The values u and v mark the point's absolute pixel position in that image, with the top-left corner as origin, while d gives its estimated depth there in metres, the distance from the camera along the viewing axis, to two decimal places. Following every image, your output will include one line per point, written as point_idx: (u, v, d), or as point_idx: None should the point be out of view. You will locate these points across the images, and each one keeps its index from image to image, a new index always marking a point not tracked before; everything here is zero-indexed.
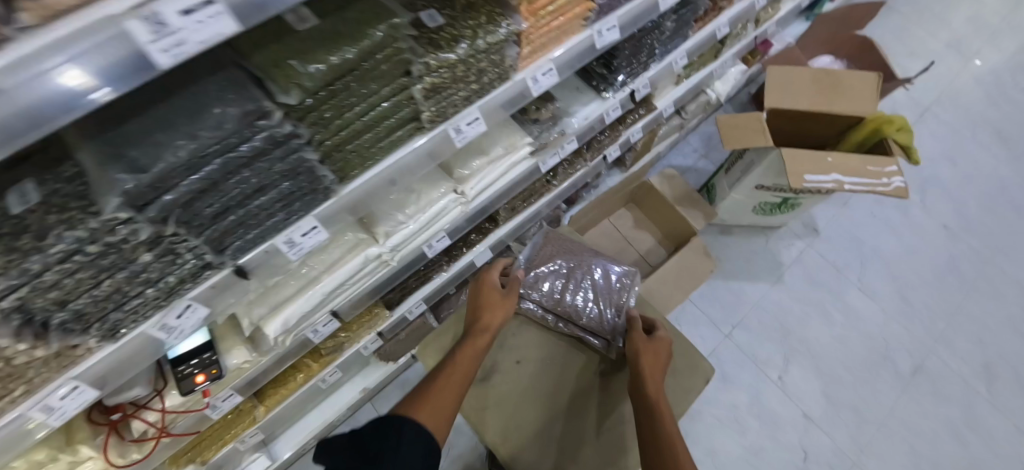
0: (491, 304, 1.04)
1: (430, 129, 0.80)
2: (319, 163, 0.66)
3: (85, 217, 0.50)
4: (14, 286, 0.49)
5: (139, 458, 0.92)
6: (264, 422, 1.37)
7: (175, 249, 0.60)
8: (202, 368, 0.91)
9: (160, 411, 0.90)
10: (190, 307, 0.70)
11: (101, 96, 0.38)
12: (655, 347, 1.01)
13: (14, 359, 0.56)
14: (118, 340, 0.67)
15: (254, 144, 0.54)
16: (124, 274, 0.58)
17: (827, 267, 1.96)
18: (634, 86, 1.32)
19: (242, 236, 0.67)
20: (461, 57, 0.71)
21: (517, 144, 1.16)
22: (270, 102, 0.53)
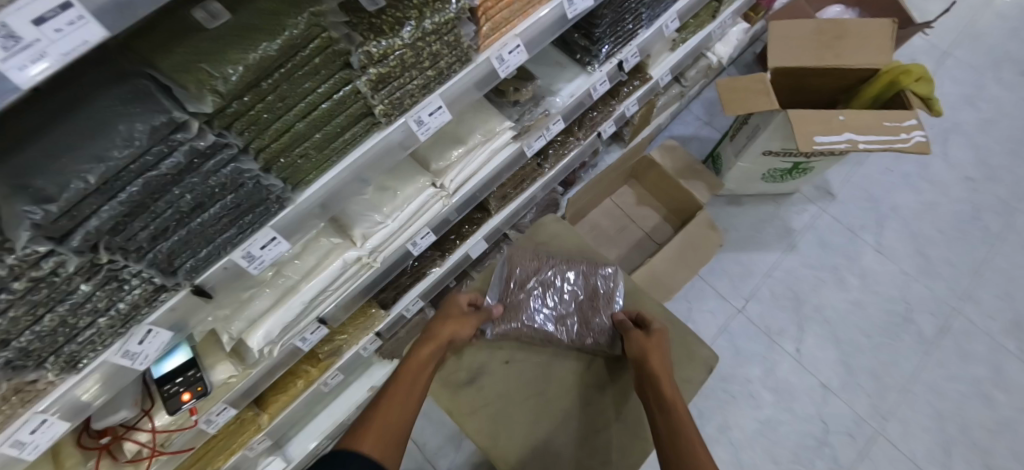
0: (445, 323, 1.04)
1: (387, 124, 0.74)
2: (262, 170, 0.61)
3: None
4: None
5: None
6: (271, 428, 1.38)
7: (120, 275, 0.57)
8: (187, 387, 0.89)
9: (151, 431, 0.90)
10: (155, 332, 0.68)
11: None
12: (647, 345, 0.96)
13: None
14: (80, 371, 0.65)
15: (175, 160, 0.50)
16: (62, 308, 0.55)
17: (843, 230, 1.85)
18: (622, 55, 1.25)
19: (193, 256, 0.64)
20: (407, 41, 0.65)
21: (496, 131, 1.10)
22: (182, 113, 0.48)
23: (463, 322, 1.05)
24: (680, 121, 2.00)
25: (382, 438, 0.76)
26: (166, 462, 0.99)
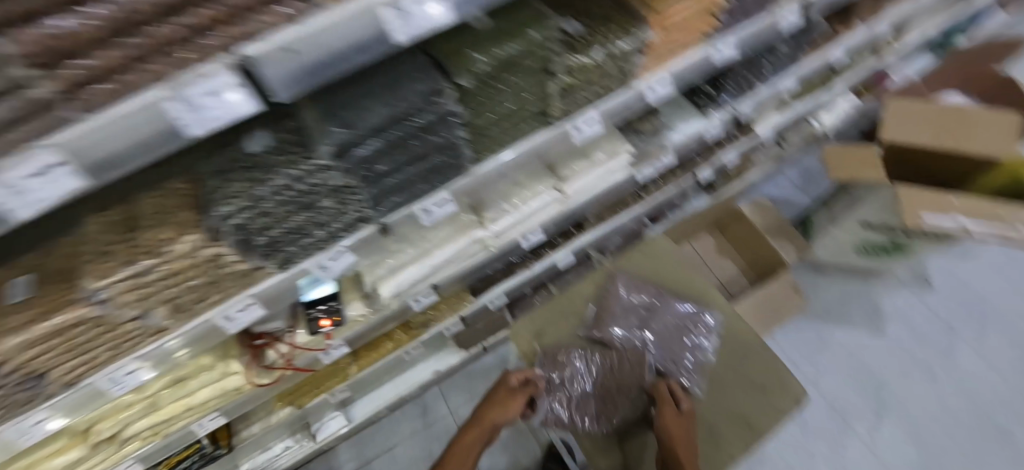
0: (497, 401, 1.17)
1: (555, 124, 0.88)
2: (466, 142, 0.78)
3: (300, 160, 0.64)
4: (243, 205, 0.64)
5: (274, 380, 1.10)
6: (352, 381, 1.53)
7: (348, 199, 0.74)
8: (327, 315, 1.05)
9: (291, 344, 1.06)
10: (342, 253, 0.83)
11: (369, 44, 0.54)
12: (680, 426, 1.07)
13: (222, 269, 0.71)
14: (286, 269, 0.80)
15: (428, 116, 0.67)
16: (308, 216, 0.72)
17: (934, 321, 1.80)
18: (741, 106, 1.34)
19: (393, 198, 0.80)
20: (595, 60, 0.81)
21: (619, 151, 1.23)
22: (446, 83, 0.66)
23: (508, 404, 1.17)
24: (775, 181, 2.05)
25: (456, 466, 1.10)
26: (289, 376, 1.16)
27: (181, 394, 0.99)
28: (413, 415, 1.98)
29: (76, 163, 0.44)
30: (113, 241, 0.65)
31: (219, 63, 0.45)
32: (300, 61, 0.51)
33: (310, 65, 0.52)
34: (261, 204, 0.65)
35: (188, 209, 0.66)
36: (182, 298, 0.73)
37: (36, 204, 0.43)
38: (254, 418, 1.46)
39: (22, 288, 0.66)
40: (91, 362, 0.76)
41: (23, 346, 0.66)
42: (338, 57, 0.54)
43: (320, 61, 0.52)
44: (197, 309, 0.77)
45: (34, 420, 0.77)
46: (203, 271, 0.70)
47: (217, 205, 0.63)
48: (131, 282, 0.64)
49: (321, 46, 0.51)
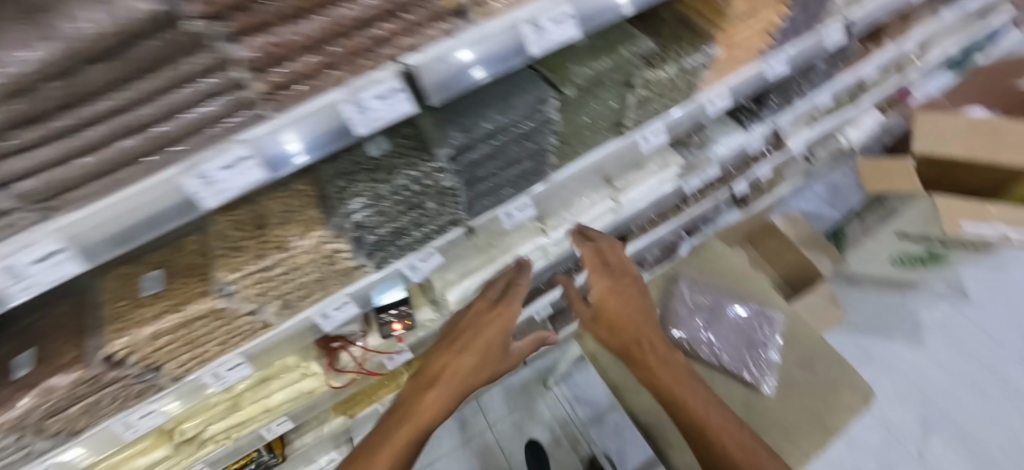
0: None
1: (627, 134, 0.95)
2: (554, 148, 0.84)
3: (421, 162, 0.69)
4: (368, 204, 0.69)
5: (338, 384, 1.11)
6: (402, 391, 1.55)
7: (449, 200, 0.79)
8: (399, 318, 1.09)
9: (364, 347, 1.10)
10: (431, 254, 0.89)
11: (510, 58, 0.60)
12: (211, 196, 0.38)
13: (335, 265, 0.76)
14: (382, 269, 0.85)
15: (530, 123, 0.73)
16: (414, 217, 0.78)
17: (976, 334, 1.81)
18: (778, 121, 1.42)
19: (485, 201, 0.85)
20: (670, 74, 0.87)
21: (669, 163, 1.29)
22: (552, 91, 0.71)
23: None
24: (803, 196, 2.10)
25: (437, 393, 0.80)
26: (348, 385, 1.16)
27: (260, 395, 1.02)
28: (452, 430, 1.98)
29: (267, 153, 0.52)
30: (244, 237, 0.70)
31: (388, 71, 0.53)
32: (438, 79, 0.57)
33: (455, 77, 0.58)
34: (381, 202, 0.70)
35: (311, 207, 0.72)
36: (292, 293, 0.77)
37: (230, 187, 0.51)
38: (307, 427, 1.47)
39: (154, 282, 0.71)
40: (199, 358, 0.79)
41: (152, 338, 0.69)
42: (485, 68, 0.60)
43: (462, 73, 0.59)
44: (301, 305, 0.82)
45: (139, 413, 0.79)
46: (319, 266, 0.74)
47: (343, 203, 0.68)
48: (259, 273, 0.69)
49: (457, 64, 0.57)
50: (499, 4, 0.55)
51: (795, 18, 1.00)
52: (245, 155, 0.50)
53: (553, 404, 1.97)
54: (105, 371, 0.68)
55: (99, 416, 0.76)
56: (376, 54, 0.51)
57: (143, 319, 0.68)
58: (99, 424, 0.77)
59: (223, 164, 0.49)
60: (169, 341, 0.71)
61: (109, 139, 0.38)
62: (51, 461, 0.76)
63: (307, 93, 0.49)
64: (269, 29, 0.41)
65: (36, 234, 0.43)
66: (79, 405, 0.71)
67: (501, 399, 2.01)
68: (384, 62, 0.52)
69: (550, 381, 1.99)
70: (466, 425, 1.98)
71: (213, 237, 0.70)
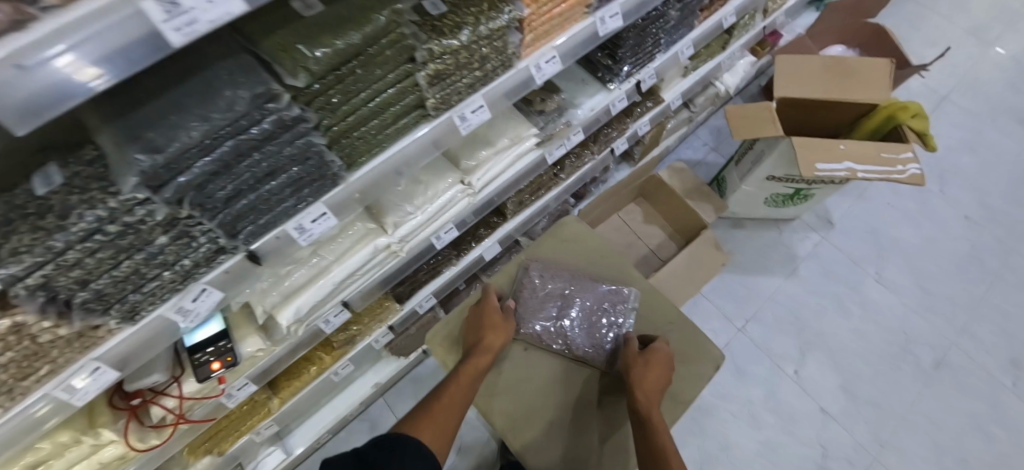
0: None
1: (435, 118, 0.82)
2: (329, 147, 0.68)
3: (105, 196, 0.53)
4: (38, 263, 0.52)
5: (151, 444, 0.94)
6: (279, 414, 1.41)
7: (191, 233, 0.63)
8: (219, 356, 0.93)
9: (179, 396, 0.93)
10: (206, 291, 0.73)
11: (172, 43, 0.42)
12: None
13: (38, 338, 0.59)
14: (137, 323, 0.69)
15: (263, 127, 0.57)
16: (145, 258, 0.61)
17: (843, 259, 1.93)
18: (640, 76, 1.33)
19: (256, 222, 0.69)
20: (466, 43, 0.73)
21: (522, 136, 1.17)
22: (279, 85, 0.55)
23: None
24: (689, 145, 2.10)
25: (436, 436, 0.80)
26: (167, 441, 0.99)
27: None
28: (360, 433, 1.88)
29: None
30: None
31: None
32: (24, 94, 0.37)
33: (62, 87, 0.39)
34: (63, 255, 0.53)
35: None
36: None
37: None
38: None
39: None
40: None
41: None
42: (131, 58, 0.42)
43: (76, 76, 0.39)
44: (23, 387, 0.64)
45: None
46: (10, 343, 0.57)
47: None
48: None
49: (59, 69, 0.38)
50: None
51: None
52: None
53: None
54: None
55: None
56: None
57: None
58: None
59: None
60: None
61: None
62: None
63: None
64: None
65: None
66: None
67: (409, 392, 1.93)
68: None
69: None
70: (374, 425, 1.88)
71: None
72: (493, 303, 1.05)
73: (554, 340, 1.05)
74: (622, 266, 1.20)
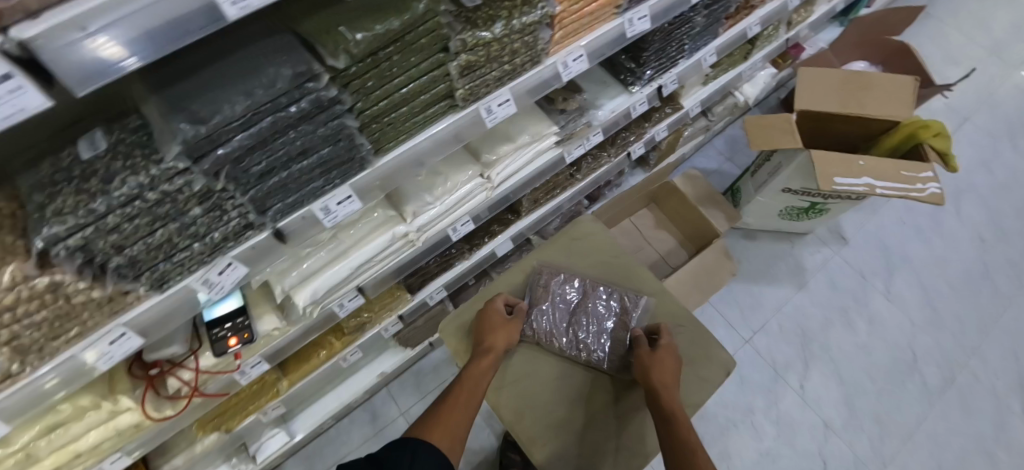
0: None
1: (463, 108, 0.83)
2: (359, 126, 0.68)
3: (148, 164, 0.55)
4: (80, 225, 0.53)
5: (169, 414, 0.97)
6: (286, 397, 1.43)
7: (222, 203, 0.64)
8: (235, 332, 0.96)
9: (194, 370, 0.95)
10: (233, 265, 0.74)
11: (217, 24, 0.45)
12: None
13: (72, 299, 0.60)
14: (164, 290, 0.71)
15: (302, 106, 0.58)
16: (177, 229, 0.62)
17: (854, 275, 1.92)
18: (662, 81, 1.33)
19: (284, 201, 0.71)
20: (497, 35, 0.74)
21: (543, 133, 1.18)
22: (319, 65, 0.57)
23: None
24: (704, 154, 2.10)
25: (446, 430, 0.81)
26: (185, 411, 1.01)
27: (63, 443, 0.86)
28: (362, 421, 1.90)
29: None
30: None
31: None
32: (84, 57, 0.40)
33: (118, 58, 0.41)
34: (101, 221, 0.54)
35: (11, 232, 0.57)
36: (26, 338, 0.61)
37: None
38: (175, 450, 1.30)
39: None
40: None
41: None
42: (187, 36, 0.44)
43: (134, 45, 0.42)
44: (53, 348, 0.66)
45: None
46: (46, 303, 0.58)
47: (42, 227, 0.52)
48: None
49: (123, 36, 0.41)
50: None
51: None
52: None
53: None
54: None
55: None
56: None
57: None
58: None
59: None
60: None
61: None
62: None
63: None
64: None
65: None
66: None
67: (412, 384, 1.94)
68: None
69: None
70: (377, 414, 1.90)
71: None
72: (497, 310, 1.06)
73: (566, 344, 1.06)
74: (632, 268, 1.21)
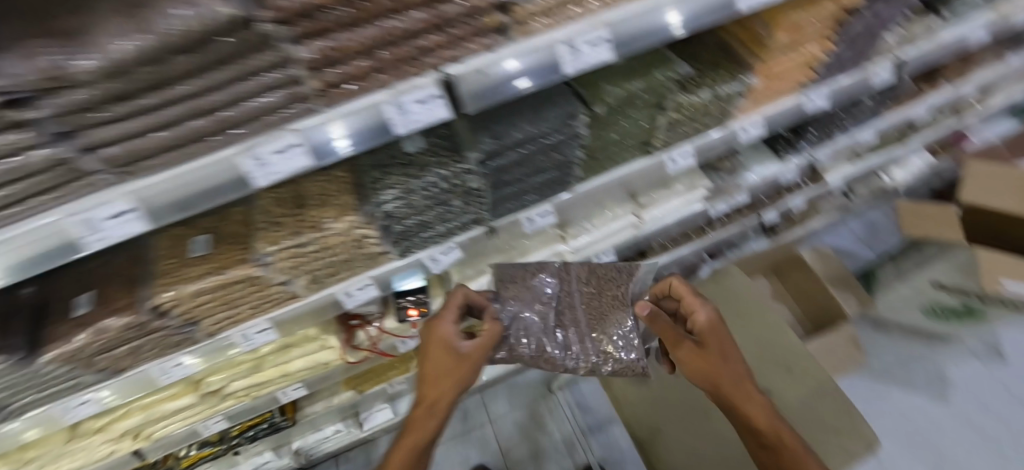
0: None
1: (655, 154, 0.97)
2: (581, 161, 0.87)
3: (450, 162, 0.74)
4: (398, 196, 0.74)
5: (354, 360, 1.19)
6: (411, 375, 1.61)
7: (475, 199, 0.83)
8: (416, 304, 1.15)
9: (379, 328, 1.15)
10: (452, 248, 0.93)
11: (552, 75, 0.63)
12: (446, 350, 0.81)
13: (364, 248, 0.81)
14: (405, 256, 0.89)
15: (559, 136, 0.77)
16: (441, 212, 0.82)
17: (1002, 395, 1.73)
18: (817, 154, 1.39)
19: (507, 205, 0.90)
20: (703, 99, 0.88)
21: (695, 185, 1.30)
22: (581, 109, 0.76)
23: None
24: (836, 232, 2.05)
25: (436, 388, 0.82)
26: (364, 362, 1.23)
27: (281, 361, 1.10)
28: (453, 418, 2.04)
29: (313, 146, 0.57)
30: (284, 214, 0.76)
31: (430, 78, 0.57)
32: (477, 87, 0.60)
33: (493, 91, 0.61)
34: (409, 196, 0.75)
35: (346, 193, 0.77)
36: (321, 271, 0.83)
37: (280, 173, 0.57)
38: (318, 397, 1.56)
39: (201, 245, 0.78)
40: (231, 319, 0.86)
41: (195, 295, 0.77)
42: (533, 80, 0.63)
43: (505, 83, 0.61)
44: (327, 282, 0.87)
45: (172, 361, 0.88)
46: (348, 249, 0.80)
47: (376, 193, 0.74)
48: (293, 247, 0.75)
49: (500, 77, 0.60)
50: (539, 24, 0.59)
51: (843, 55, 0.98)
52: (300, 142, 0.56)
53: (555, 408, 1.99)
54: (153, 317, 0.77)
55: (141, 359, 0.85)
56: (421, 62, 0.55)
57: (188, 276, 0.76)
58: (140, 365, 0.86)
59: (276, 147, 0.55)
60: (208, 299, 0.79)
61: (186, 120, 0.49)
62: (97, 392, 0.87)
63: (356, 92, 0.55)
64: (331, 34, 0.48)
65: (113, 193, 0.53)
66: (127, 346, 0.80)
67: (504, 396, 2.06)
68: (427, 69, 0.57)
69: (554, 385, 2.02)
70: (468, 415, 2.04)
71: (258, 209, 0.77)
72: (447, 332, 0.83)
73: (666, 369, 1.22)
74: (775, 325, 1.30)
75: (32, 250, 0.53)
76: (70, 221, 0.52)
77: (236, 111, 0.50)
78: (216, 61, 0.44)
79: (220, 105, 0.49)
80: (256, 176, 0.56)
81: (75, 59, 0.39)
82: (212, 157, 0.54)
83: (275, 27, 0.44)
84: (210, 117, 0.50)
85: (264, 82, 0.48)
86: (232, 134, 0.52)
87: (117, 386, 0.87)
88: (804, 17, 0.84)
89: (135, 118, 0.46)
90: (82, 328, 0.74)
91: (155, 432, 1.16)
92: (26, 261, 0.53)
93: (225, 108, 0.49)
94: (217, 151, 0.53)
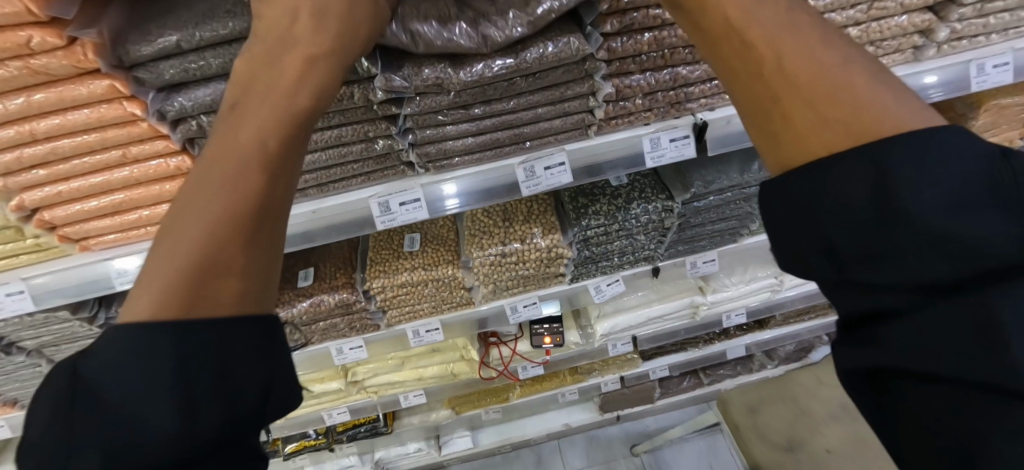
0: None
1: None
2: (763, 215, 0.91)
3: (656, 197, 0.81)
4: (604, 222, 0.81)
5: (485, 376, 1.25)
6: (506, 405, 1.62)
7: (657, 237, 0.88)
8: (550, 333, 1.16)
9: (513, 349, 1.20)
10: (617, 281, 0.95)
11: None
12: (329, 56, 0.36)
13: (553, 268, 0.87)
14: (573, 283, 0.94)
15: (758, 187, 0.82)
16: (627, 244, 0.87)
17: None
18: None
19: (680, 246, 0.93)
20: None
21: None
22: None
23: None
24: None
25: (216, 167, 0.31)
26: (493, 379, 1.30)
27: (420, 363, 1.16)
28: (527, 462, 1.98)
29: (576, 167, 0.64)
30: (494, 224, 0.84)
31: (685, 121, 0.64)
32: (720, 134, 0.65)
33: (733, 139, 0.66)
34: (611, 224, 0.81)
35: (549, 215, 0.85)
36: (504, 283, 0.89)
37: (544, 186, 0.63)
38: (417, 410, 1.59)
39: (411, 242, 0.88)
40: (411, 315, 0.92)
41: (399, 286, 0.85)
42: None
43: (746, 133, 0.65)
44: (502, 294, 0.92)
45: (351, 343, 0.94)
46: (539, 266, 0.85)
47: (583, 217, 0.81)
48: (498, 255, 0.82)
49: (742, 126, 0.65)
50: None
51: None
52: (564, 162, 0.62)
53: None
54: (360, 299, 0.86)
55: (328, 335, 0.93)
56: (681, 106, 0.63)
57: (399, 268, 0.85)
58: (324, 342, 0.94)
59: (549, 165, 0.62)
60: (407, 292, 0.86)
61: (494, 128, 0.60)
62: None
63: (622, 125, 0.63)
64: (630, 74, 0.59)
65: (412, 183, 0.63)
66: (327, 319, 0.89)
67: (582, 448, 1.98)
68: (683, 113, 0.64)
69: (637, 447, 1.92)
70: (542, 462, 1.96)
71: (468, 219, 0.86)
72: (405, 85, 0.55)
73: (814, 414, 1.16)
74: None
75: (338, 220, 0.63)
76: (374, 200, 0.62)
77: (533, 128, 0.61)
78: (539, 85, 0.57)
79: (521, 122, 0.60)
80: (522, 186, 0.63)
81: (463, 71, 0.52)
82: (498, 163, 0.64)
83: (602, 63, 0.56)
84: (511, 130, 0.61)
85: (561, 107, 0.59)
86: (518, 146, 0.63)
87: (300, 356, 0.96)
88: (1012, 101, 0.84)
89: (463, 124, 0.58)
90: (305, 296, 0.85)
91: (289, 411, 1.24)
92: (329, 230, 0.63)
93: (523, 126, 0.61)
94: (500, 160, 0.63)
